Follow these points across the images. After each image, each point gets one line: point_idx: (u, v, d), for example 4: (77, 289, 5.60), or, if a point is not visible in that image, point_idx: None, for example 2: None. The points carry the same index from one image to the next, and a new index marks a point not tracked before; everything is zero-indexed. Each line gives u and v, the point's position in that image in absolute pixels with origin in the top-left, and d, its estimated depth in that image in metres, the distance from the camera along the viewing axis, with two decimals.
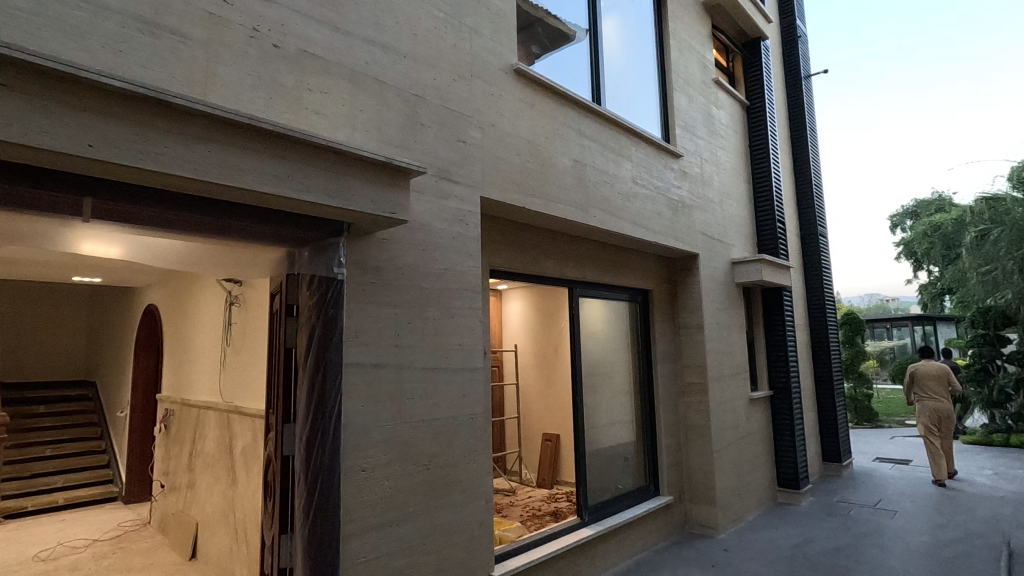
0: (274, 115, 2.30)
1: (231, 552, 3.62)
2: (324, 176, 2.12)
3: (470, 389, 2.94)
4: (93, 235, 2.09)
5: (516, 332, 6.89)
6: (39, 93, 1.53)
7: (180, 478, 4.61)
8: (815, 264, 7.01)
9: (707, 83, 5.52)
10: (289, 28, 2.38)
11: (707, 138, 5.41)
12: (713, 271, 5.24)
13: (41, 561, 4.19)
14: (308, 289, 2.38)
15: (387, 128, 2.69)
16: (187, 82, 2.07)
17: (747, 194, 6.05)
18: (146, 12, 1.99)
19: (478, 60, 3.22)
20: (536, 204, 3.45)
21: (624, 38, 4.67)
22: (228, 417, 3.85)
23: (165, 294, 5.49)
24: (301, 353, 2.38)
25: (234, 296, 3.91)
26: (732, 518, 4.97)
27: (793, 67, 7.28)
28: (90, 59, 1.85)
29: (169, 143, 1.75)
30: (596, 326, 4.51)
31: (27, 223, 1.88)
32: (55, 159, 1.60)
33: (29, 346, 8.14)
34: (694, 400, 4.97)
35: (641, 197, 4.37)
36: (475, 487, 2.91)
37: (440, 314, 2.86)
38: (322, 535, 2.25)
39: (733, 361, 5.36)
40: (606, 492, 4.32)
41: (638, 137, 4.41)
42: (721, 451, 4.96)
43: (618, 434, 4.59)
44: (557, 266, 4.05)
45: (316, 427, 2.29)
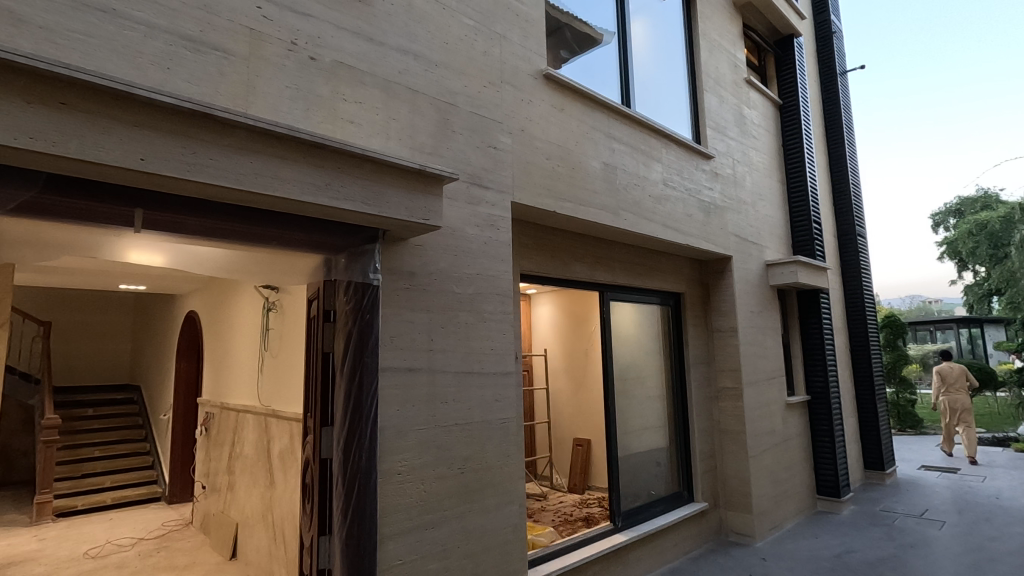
0: (311, 125, 2.36)
1: (270, 552, 3.70)
2: (360, 184, 2.16)
3: (503, 393, 2.95)
4: (141, 245, 2.18)
5: (546, 336, 6.90)
6: (96, 111, 1.61)
7: (220, 479, 4.73)
8: (853, 265, 6.82)
9: (738, 83, 5.44)
10: (324, 41, 2.44)
11: (739, 138, 5.32)
12: (747, 274, 5.15)
13: (90, 559, 4.35)
14: (345, 295, 2.43)
15: (419, 136, 2.74)
16: (229, 96, 2.14)
17: (780, 195, 5.92)
18: (192, 31, 2.07)
19: (508, 66, 3.25)
20: (566, 207, 3.45)
21: (653, 40, 4.64)
22: (266, 420, 3.94)
23: (206, 300, 5.67)
24: (338, 358, 2.44)
25: (271, 302, 4.01)
26: (770, 527, 4.85)
27: (829, 64, 7.11)
28: (139, 76, 1.93)
29: (214, 154, 1.82)
30: (627, 330, 4.47)
31: (83, 235, 1.98)
32: (109, 172, 1.68)
33: (79, 351, 8.50)
34: (729, 405, 4.88)
35: (672, 199, 4.33)
36: (508, 491, 2.90)
37: (473, 318, 2.88)
38: (359, 536, 2.28)
39: (768, 365, 5.25)
40: (639, 498, 4.27)
41: (668, 138, 4.37)
42: (758, 457, 4.86)
43: (650, 439, 4.54)
44: (588, 270, 4.04)
45: (354, 430, 2.34)
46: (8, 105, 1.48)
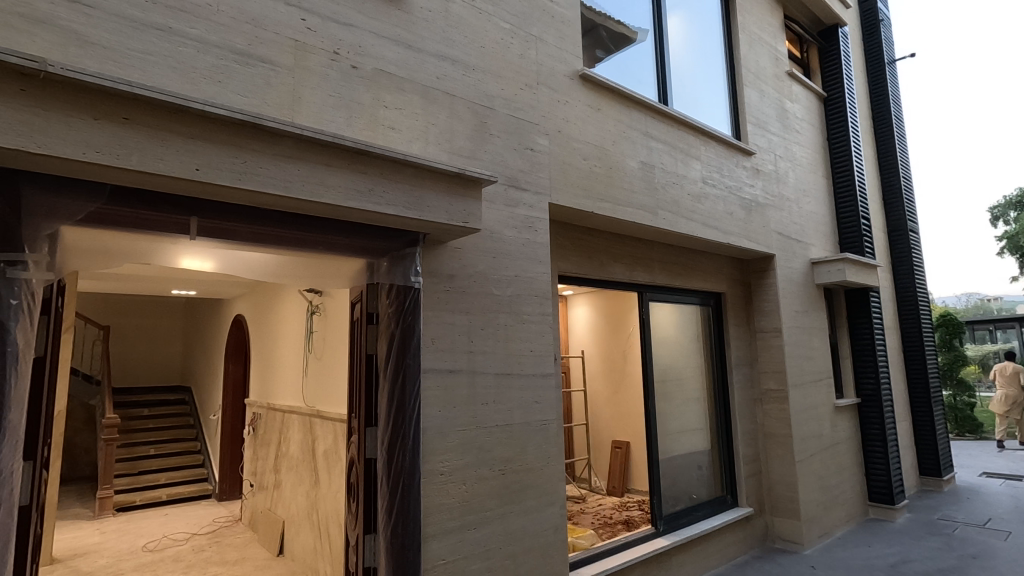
0: (353, 133, 2.42)
1: (316, 550, 3.79)
2: (402, 189, 2.21)
3: (542, 395, 2.95)
4: (193, 252, 2.27)
5: (583, 338, 6.86)
6: (155, 124, 1.70)
7: (267, 478, 4.88)
8: (905, 262, 6.53)
9: (780, 76, 5.30)
10: (365, 49, 2.50)
11: (782, 133, 5.17)
12: (792, 273, 5.00)
13: (148, 552, 4.55)
14: (387, 298, 2.48)
15: (457, 139, 2.77)
16: (276, 106, 2.21)
17: (826, 190, 5.73)
18: (241, 44, 2.15)
19: (545, 68, 3.25)
20: (604, 208, 3.43)
21: (690, 36, 4.57)
22: (311, 420, 4.05)
23: (252, 304, 5.86)
24: (381, 360, 2.49)
25: (315, 306, 4.13)
26: (819, 534, 4.69)
27: (876, 53, 6.84)
28: (192, 89, 2.02)
29: (265, 163, 1.89)
30: (667, 332, 4.40)
31: (141, 243, 2.08)
32: (168, 182, 1.76)
33: (134, 353, 8.91)
34: (773, 408, 4.75)
35: (712, 197, 4.24)
36: (549, 493, 2.90)
37: (513, 320, 2.89)
38: (403, 535, 2.33)
39: (815, 367, 5.08)
40: (680, 501, 4.20)
41: (707, 135, 4.29)
42: (805, 462, 4.70)
43: (691, 443, 4.46)
44: (626, 271, 4.00)
45: (398, 431, 2.40)
46: (77, 121, 1.58)
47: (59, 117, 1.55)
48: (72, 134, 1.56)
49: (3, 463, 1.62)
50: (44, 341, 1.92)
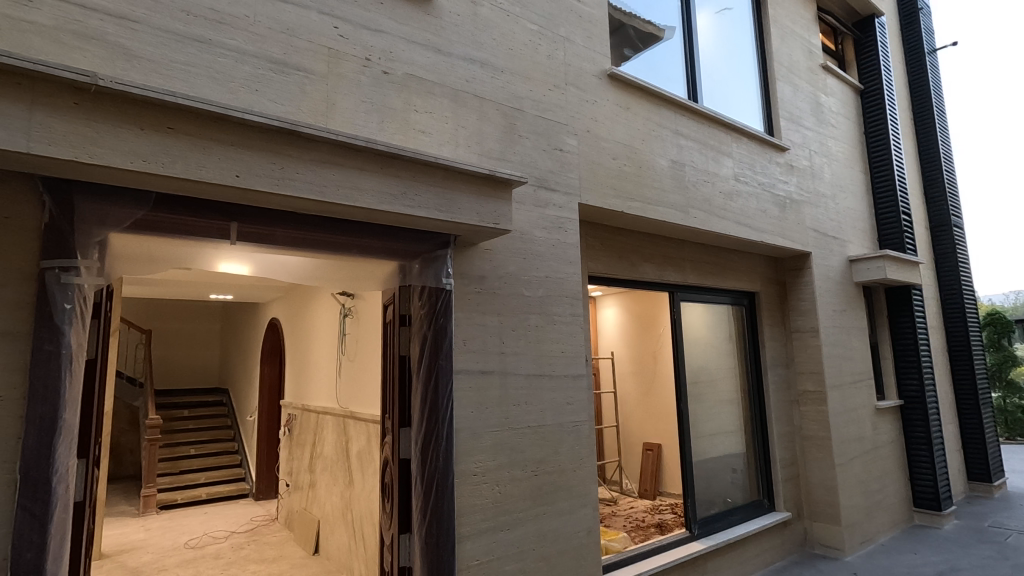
0: (385, 137, 2.45)
1: (350, 549, 3.84)
2: (434, 192, 2.23)
3: (574, 396, 2.93)
4: (231, 257, 2.33)
5: (613, 339, 6.81)
6: (197, 132, 1.75)
7: (303, 478, 4.97)
8: (949, 259, 6.29)
9: (814, 69, 5.17)
10: (396, 55, 2.54)
11: (816, 128, 5.04)
12: (829, 271, 4.86)
13: (190, 549, 4.69)
14: (419, 299, 2.51)
15: (487, 142, 2.78)
16: (311, 113, 2.26)
17: (864, 185, 5.56)
18: (277, 54, 2.21)
19: (573, 68, 3.24)
20: (634, 207, 3.39)
21: (719, 31, 4.49)
22: (345, 421, 4.11)
23: (287, 307, 5.99)
24: (414, 360, 2.52)
25: (348, 308, 4.20)
26: (861, 540, 4.54)
27: (915, 42, 6.60)
28: (231, 98, 2.08)
29: (302, 168, 1.93)
30: (699, 332, 4.33)
31: (184, 249, 2.15)
32: (210, 189, 1.82)
33: (175, 356, 9.22)
34: (812, 410, 4.62)
35: (744, 195, 4.15)
36: (582, 495, 2.88)
37: (544, 321, 2.89)
38: (438, 536, 2.35)
39: (855, 368, 4.93)
40: (715, 505, 4.11)
41: (739, 132, 4.21)
42: (845, 466, 4.56)
43: (725, 445, 4.37)
44: (657, 271, 3.95)
45: (431, 431, 2.42)
46: (125, 131, 1.64)
47: (109, 129, 1.62)
48: (121, 144, 1.63)
49: (58, 461, 1.69)
50: (96, 344, 2.00)
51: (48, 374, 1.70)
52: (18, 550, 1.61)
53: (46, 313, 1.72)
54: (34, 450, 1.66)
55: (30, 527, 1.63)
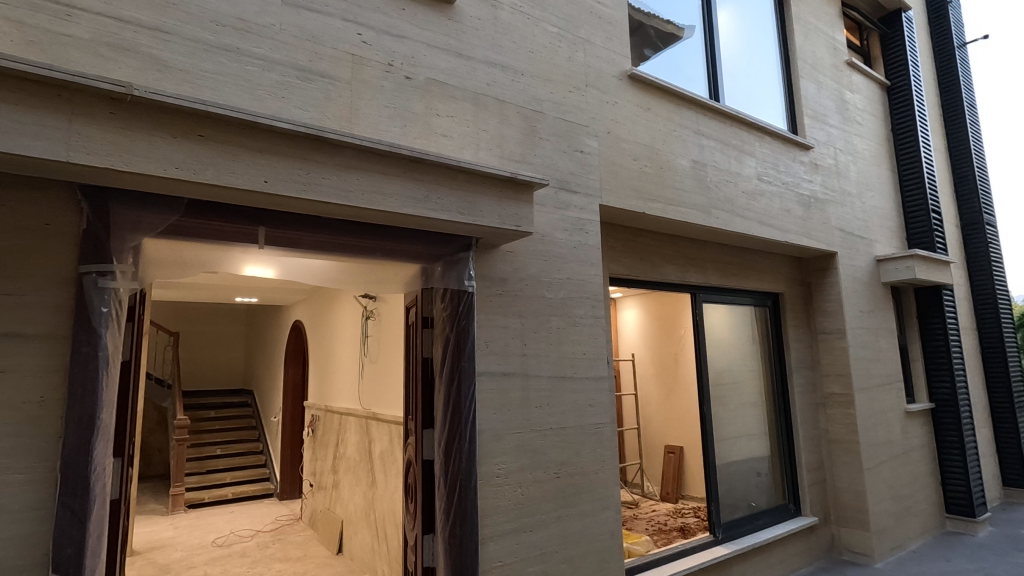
0: (408, 141, 2.48)
1: (373, 549, 3.88)
2: (456, 195, 2.25)
3: (596, 398, 2.92)
4: (258, 261, 2.37)
5: (633, 341, 6.76)
6: (227, 139, 1.79)
7: (326, 478, 5.03)
8: (981, 258, 6.12)
9: (838, 66, 5.08)
10: (418, 60, 2.56)
11: (842, 126, 4.96)
12: (856, 271, 4.76)
13: (217, 547, 4.77)
14: (442, 302, 2.53)
15: (508, 144, 2.80)
16: (335, 119, 2.30)
17: (891, 184, 5.44)
18: (303, 61, 2.25)
19: (593, 69, 3.24)
20: (655, 208, 3.37)
21: (741, 30, 4.45)
22: (367, 422, 4.15)
23: (310, 310, 6.08)
24: (437, 363, 2.54)
25: (370, 311, 4.25)
26: (891, 547, 4.43)
27: (944, 37, 6.44)
28: (258, 105, 2.12)
29: (327, 173, 1.96)
30: (722, 334, 4.28)
31: (213, 253, 2.20)
32: (240, 194, 1.86)
33: (202, 358, 9.42)
34: (838, 413, 4.54)
35: (768, 194, 4.10)
36: (604, 497, 2.86)
37: (565, 323, 2.89)
38: (461, 536, 2.36)
39: (884, 370, 4.82)
40: (739, 509, 4.06)
41: (762, 131, 4.16)
42: (874, 471, 4.46)
43: (749, 448, 4.31)
44: (679, 272, 3.92)
45: (454, 432, 2.44)
46: (158, 140, 1.69)
47: (143, 137, 1.67)
48: (154, 152, 1.68)
49: (96, 460, 1.74)
50: (130, 347, 2.05)
51: (86, 376, 1.76)
52: (59, 546, 1.67)
53: (84, 317, 1.78)
54: (73, 449, 1.72)
55: (70, 523, 1.69)
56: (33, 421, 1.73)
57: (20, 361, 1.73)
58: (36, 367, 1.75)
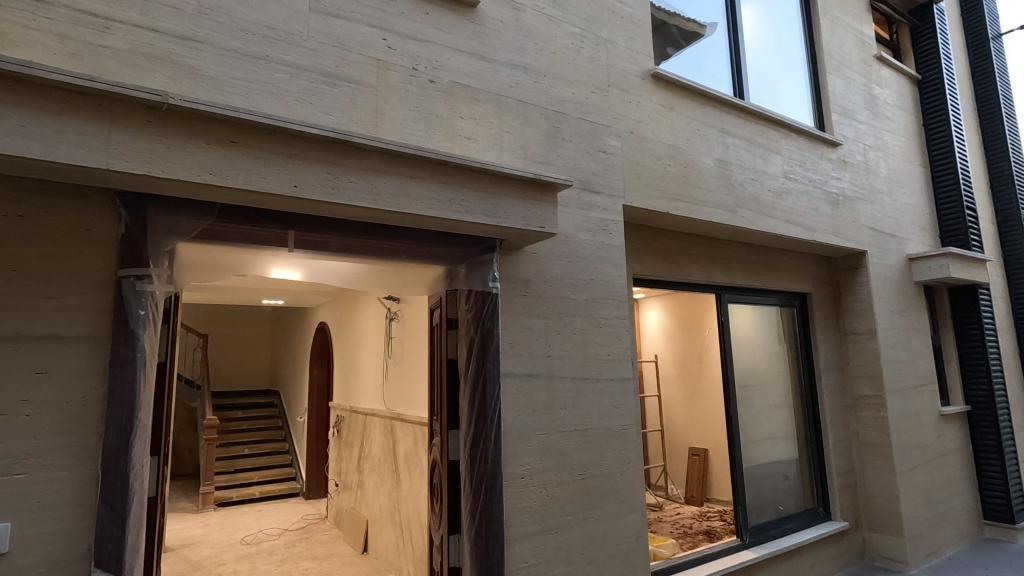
0: (432, 144, 2.50)
1: (399, 549, 3.91)
2: (480, 197, 2.26)
3: (621, 400, 2.91)
4: (286, 264, 2.41)
5: (656, 342, 6.70)
6: (258, 145, 1.83)
7: (351, 478, 5.09)
8: (1018, 256, 5.91)
9: (866, 61, 4.97)
10: (442, 63, 2.59)
11: (871, 122, 4.85)
12: (886, 270, 4.65)
13: (246, 545, 4.87)
14: (466, 304, 2.55)
15: (531, 146, 2.80)
16: (362, 123, 2.33)
17: (923, 181, 5.31)
18: (329, 67, 2.29)
19: (615, 69, 3.23)
20: (679, 208, 3.34)
21: (765, 26, 4.38)
22: (392, 423, 4.19)
23: (335, 312, 6.16)
24: (462, 364, 2.56)
25: (394, 312, 4.29)
26: (926, 554, 4.31)
27: (978, 28, 6.25)
28: (287, 111, 2.17)
29: (354, 177, 1.99)
30: (748, 334, 4.21)
31: (244, 257, 2.25)
32: (270, 199, 1.90)
33: (229, 359, 9.61)
34: (869, 415, 4.43)
35: (795, 192, 4.03)
36: (629, 499, 2.84)
37: (589, 324, 2.87)
38: (487, 537, 2.37)
39: (916, 371, 4.69)
40: (767, 513, 3.99)
41: (788, 128, 4.09)
42: (907, 475, 4.35)
43: (776, 451, 4.24)
44: (703, 272, 3.87)
45: (479, 433, 2.45)
46: (193, 146, 1.73)
47: (178, 144, 1.72)
48: (189, 158, 1.72)
49: (133, 458, 1.80)
50: (165, 348, 2.11)
51: (125, 376, 1.81)
52: (101, 542, 1.72)
53: (122, 319, 1.83)
54: (113, 447, 1.77)
55: (110, 519, 1.75)
56: (75, 420, 1.79)
57: (63, 362, 1.79)
58: (78, 368, 1.81)
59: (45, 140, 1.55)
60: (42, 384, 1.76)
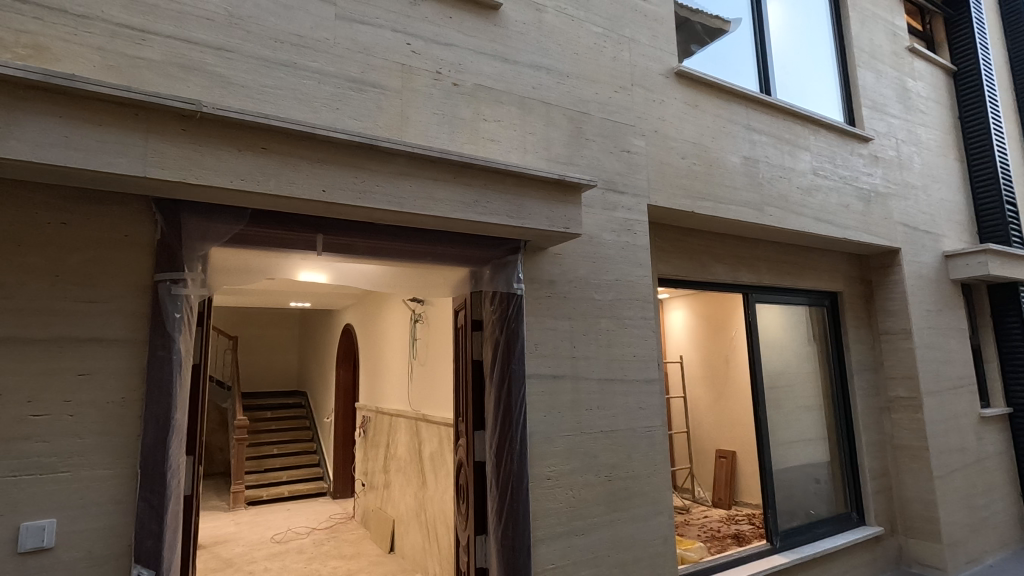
0: (456, 147, 2.52)
1: (425, 549, 3.94)
2: (505, 199, 2.27)
3: (647, 401, 2.88)
4: (313, 267, 2.46)
5: (681, 343, 6.62)
6: (288, 151, 1.87)
7: (377, 478, 5.14)
8: None
9: (898, 53, 4.84)
10: (465, 66, 2.60)
11: (903, 115, 4.71)
12: (921, 268, 4.51)
13: (276, 543, 4.96)
14: (491, 305, 2.56)
15: (554, 147, 2.80)
16: (387, 127, 2.36)
17: (959, 175, 5.14)
18: (355, 73, 2.32)
19: (638, 68, 3.20)
20: (705, 207, 3.30)
21: (792, 21, 4.30)
22: (417, 424, 4.23)
23: (360, 314, 6.24)
24: (487, 365, 2.57)
25: (418, 314, 4.33)
26: (966, 561, 4.17)
27: (1017, 16, 6.02)
28: (314, 117, 2.21)
29: (381, 180, 2.02)
30: (776, 335, 4.14)
31: (273, 260, 2.30)
32: (300, 204, 1.94)
33: (258, 361, 9.81)
34: (904, 417, 4.31)
35: (824, 189, 3.94)
36: (656, 501, 2.81)
37: (615, 325, 2.86)
38: (513, 538, 2.38)
39: (954, 372, 4.54)
40: (798, 517, 3.91)
41: (816, 123, 4.00)
42: (945, 479, 4.21)
43: (807, 453, 4.15)
44: (730, 271, 3.81)
45: (505, 434, 2.46)
46: (226, 153, 1.78)
47: (211, 151, 1.76)
48: (221, 165, 1.77)
49: (170, 457, 1.85)
50: (200, 350, 2.17)
51: (161, 378, 1.87)
52: (141, 538, 1.79)
53: (159, 322, 1.89)
54: (151, 446, 1.83)
55: (149, 517, 1.80)
56: (115, 419, 1.85)
57: (103, 365, 1.85)
58: (118, 370, 1.87)
59: (86, 150, 1.61)
60: (84, 386, 1.82)
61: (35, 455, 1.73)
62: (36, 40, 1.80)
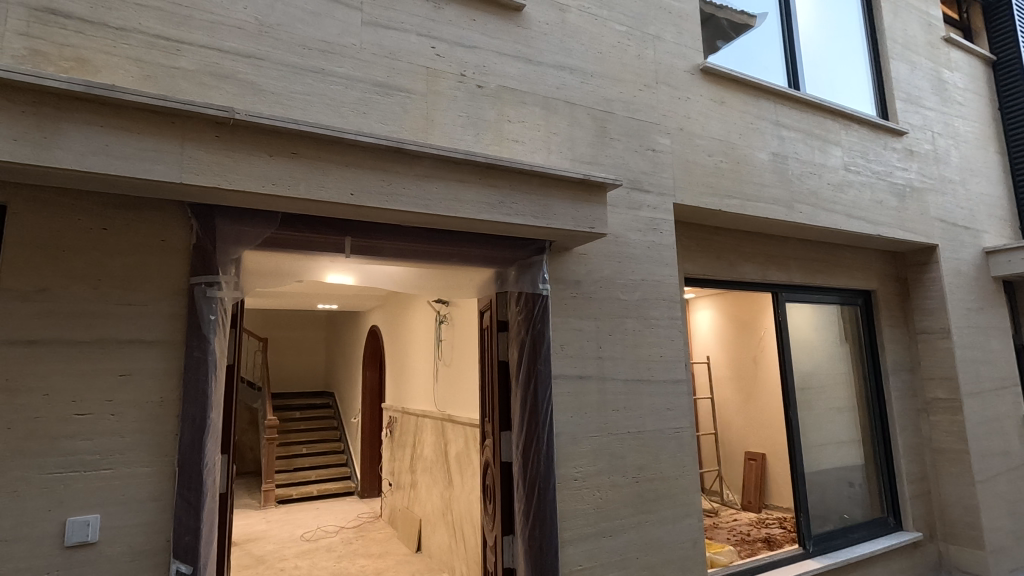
0: (481, 148, 2.53)
1: (452, 548, 3.96)
2: (530, 199, 2.27)
3: (675, 402, 2.85)
4: (340, 270, 2.49)
5: (708, 343, 6.53)
6: (317, 155, 1.90)
7: (404, 478, 5.19)
8: None
9: (933, 44, 4.69)
10: (489, 68, 2.61)
11: (939, 108, 4.56)
12: (960, 265, 4.36)
13: (306, 541, 5.04)
14: (516, 306, 2.57)
15: (579, 147, 2.79)
16: (413, 130, 2.38)
17: (1000, 169, 4.95)
18: (381, 77, 2.35)
19: (663, 65, 3.17)
20: (733, 205, 3.25)
21: (821, 14, 4.20)
22: (443, 424, 4.25)
23: (386, 316, 6.31)
24: (514, 366, 2.58)
25: (444, 315, 4.36)
26: (1011, 569, 4.01)
27: None
28: (342, 121, 2.24)
29: (407, 183, 2.04)
30: (807, 334, 4.05)
31: (303, 263, 2.35)
32: (328, 207, 1.97)
33: (287, 362, 9.99)
34: (942, 420, 4.18)
35: (856, 185, 3.84)
36: (685, 504, 2.78)
37: (641, 325, 2.83)
38: (541, 539, 2.37)
39: (996, 373, 4.38)
40: (832, 522, 3.81)
41: (848, 117, 3.90)
42: (988, 484, 4.06)
43: (840, 456, 4.05)
44: (759, 270, 3.75)
45: (532, 435, 2.46)
46: (257, 158, 1.82)
47: (244, 157, 1.80)
48: (253, 170, 1.81)
49: (206, 456, 1.90)
50: (233, 351, 2.22)
51: (198, 379, 1.93)
52: (179, 535, 1.84)
53: (195, 324, 1.95)
54: (188, 445, 1.89)
55: (187, 513, 1.86)
56: (155, 418, 1.90)
57: (143, 365, 1.91)
58: (157, 370, 1.93)
59: (126, 158, 1.66)
60: (125, 386, 1.88)
61: (79, 452, 1.80)
62: (78, 53, 1.87)
